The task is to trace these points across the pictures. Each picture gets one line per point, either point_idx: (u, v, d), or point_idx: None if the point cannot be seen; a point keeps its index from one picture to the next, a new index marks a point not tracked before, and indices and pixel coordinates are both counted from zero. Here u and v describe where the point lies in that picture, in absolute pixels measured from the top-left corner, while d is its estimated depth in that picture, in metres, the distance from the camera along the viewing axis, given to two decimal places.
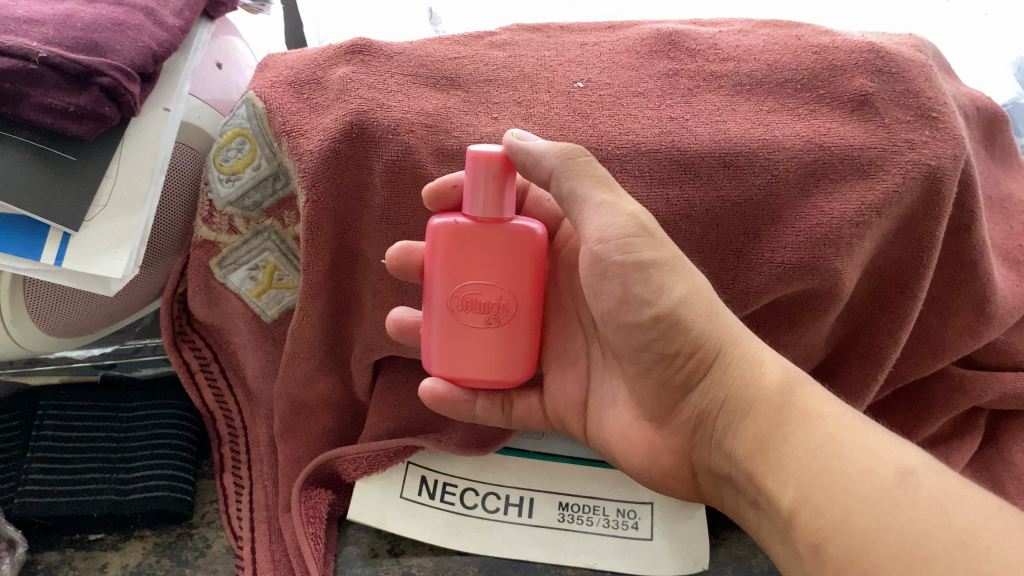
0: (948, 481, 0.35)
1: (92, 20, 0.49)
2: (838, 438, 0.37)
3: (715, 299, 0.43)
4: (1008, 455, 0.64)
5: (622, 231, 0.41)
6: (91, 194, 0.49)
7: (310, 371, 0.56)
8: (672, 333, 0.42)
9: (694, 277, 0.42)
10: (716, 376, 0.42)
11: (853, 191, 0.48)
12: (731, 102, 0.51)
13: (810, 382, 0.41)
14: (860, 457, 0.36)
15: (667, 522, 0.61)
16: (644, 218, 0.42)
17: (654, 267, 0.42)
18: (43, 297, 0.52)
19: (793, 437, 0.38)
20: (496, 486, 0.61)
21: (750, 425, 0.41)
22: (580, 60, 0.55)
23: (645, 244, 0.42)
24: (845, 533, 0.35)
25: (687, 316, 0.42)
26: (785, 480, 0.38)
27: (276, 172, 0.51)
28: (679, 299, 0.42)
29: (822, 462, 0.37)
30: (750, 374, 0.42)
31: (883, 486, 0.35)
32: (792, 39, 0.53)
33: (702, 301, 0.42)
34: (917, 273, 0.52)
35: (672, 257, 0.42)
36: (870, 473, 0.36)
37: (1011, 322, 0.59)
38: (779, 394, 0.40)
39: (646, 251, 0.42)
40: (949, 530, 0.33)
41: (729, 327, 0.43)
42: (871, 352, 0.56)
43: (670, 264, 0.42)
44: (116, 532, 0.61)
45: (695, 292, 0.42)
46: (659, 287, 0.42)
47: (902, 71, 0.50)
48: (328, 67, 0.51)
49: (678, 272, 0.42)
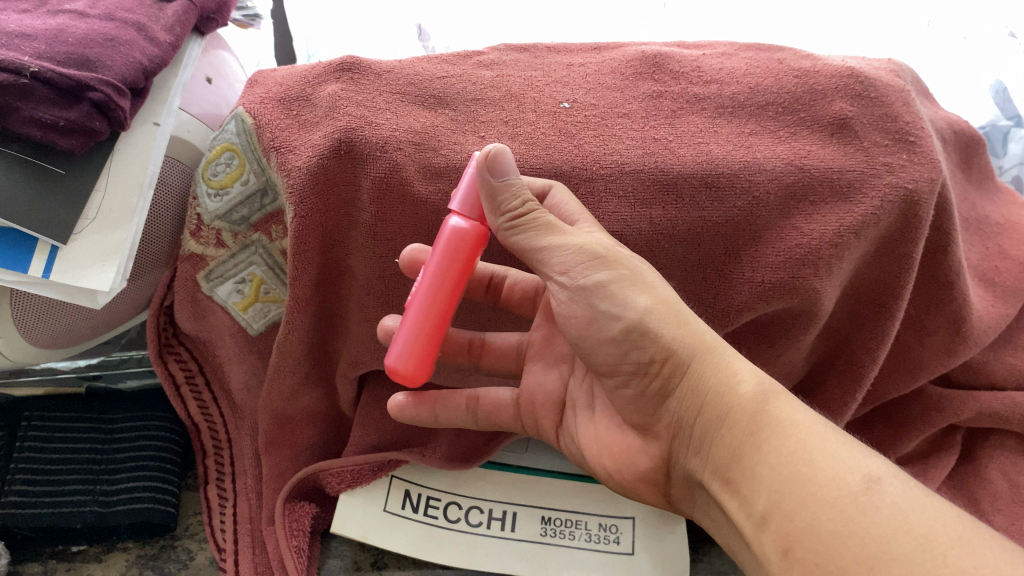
0: (912, 489, 0.35)
1: (83, 35, 0.49)
2: (809, 445, 0.38)
3: (684, 310, 0.44)
4: (983, 473, 0.65)
5: (580, 258, 0.43)
6: (80, 208, 0.49)
7: (296, 383, 0.57)
8: (643, 343, 0.43)
9: (656, 291, 0.44)
10: (694, 384, 0.43)
11: (833, 214, 0.49)
12: (713, 124, 0.52)
13: (783, 391, 0.42)
14: (827, 464, 0.37)
15: (648, 537, 0.61)
16: (599, 244, 0.43)
17: (613, 284, 0.43)
18: (30, 309, 0.52)
19: (766, 445, 0.39)
20: (479, 500, 0.62)
21: (725, 434, 0.41)
22: (565, 80, 0.56)
23: (602, 266, 0.43)
24: (812, 536, 0.35)
25: (655, 325, 0.43)
26: (757, 486, 0.39)
27: (264, 187, 0.52)
28: (644, 309, 0.43)
29: (793, 468, 0.38)
30: (726, 385, 0.42)
31: (847, 492, 0.35)
32: (774, 63, 0.55)
33: (669, 312, 0.43)
34: (895, 293, 0.53)
35: (631, 274, 0.43)
36: (837, 480, 0.36)
37: (986, 342, 0.60)
38: (755, 402, 0.41)
39: (603, 273, 0.43)
40: (909, 533, 0.33)
41: (701, 335, 0.43)
42: (850, 370, 0.57)
43: (629, 279, 0.43)
44: (98, 544, 0.61)
45: (660, 305, 0.43)
46: (623, 300, 0.43)
47: (880, 96, 0.51)
48: (317, 84, 0.51)
49: (640, 285, 0.43)
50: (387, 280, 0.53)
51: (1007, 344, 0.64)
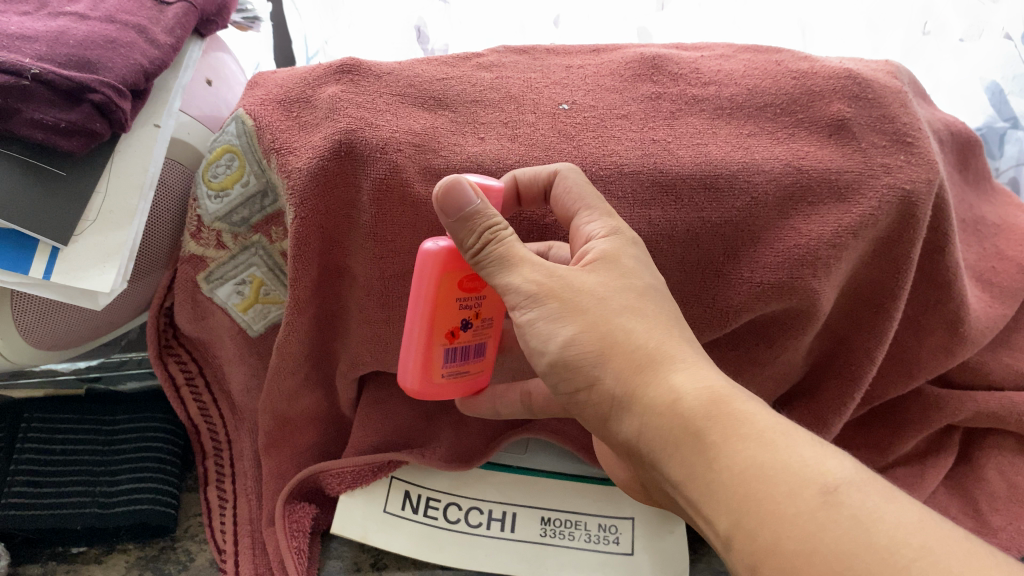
0: (872, 493, 0.32)
1: (84, 37, 0.49)
2: (760, 459, 0.34)
3: (616, 327, 0.40)
4: (981, 472, 0.65)
5: (522, 296, 0.41)
6: (80, 209, 0.49)
7: (296, 384, 0.57)
8: (571, 371, 0.41)
9: (586, 314, 0.40)
10: (628, 404, 0.39)
11: (831, 214, 0.50)
12: (712, 125, 0.52)
13: (736, 397, 0.37)
14: (783, 477, 0.33)
15: (648, 537, 0.61)
16: (536, 278, 0.41)
17: (539, 320, 0.41)
18: (30, 310, 0.53)
19: (716, 462, 0.35)
20: (479, 501, 0.62)
21: (675, 457, 0.37)
22: (565, 82, 0.56)
23: (533, 302, 0.41)
24: (774, 557, 0.32)
25: (576, 354, 0.40)
26: (715, 506, 0.35)
27: (264, 189, 0.52)
28: (566, 338, 0.40)
29: (745, 487, 0.33)
30: (664, 402, 0.37)
31: (805, 507, 0.32)
32: (772, 65, 0.55)
33: (596, 336, 0.40)
34: (893, 294, 0.53)
35: (558, 302, 0.41)
36: (793, 494, 0.32)
37: (984, 342, 0.61)
38: (698, 417, 0.36)
39: (533, 310, 0.41)
40: (869, 547, 0.30)
41: (634, 349, 0.39)
42: (848, 370, 0.57)
43: (555, 310, 0.40)
44: (98, 546, 0.61)
45: (582, 333, 0.40)
46: (545, 333, 0.41)
47: (878, 97, 0.52)
48: (317, 86, 0.52)
49: (563, 310, 0.40)
50: (387, 281, 0.53)
51: (1003, 344, 0.65)
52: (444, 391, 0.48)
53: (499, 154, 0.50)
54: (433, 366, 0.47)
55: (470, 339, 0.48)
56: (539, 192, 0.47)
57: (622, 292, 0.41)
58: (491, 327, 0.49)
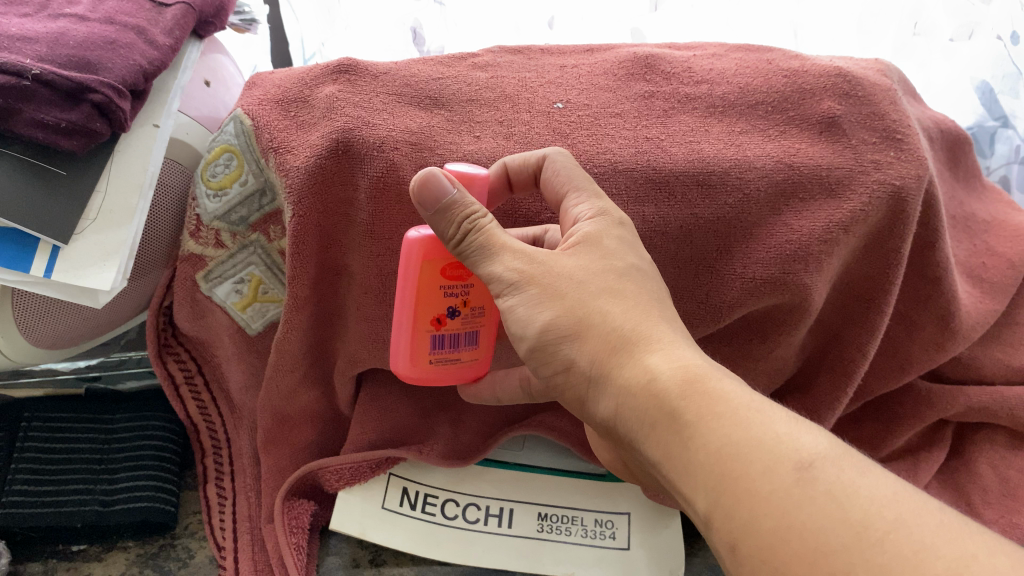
0: (847, 469, 0.33)
1: (84, 39, 0.50)
2: (735, 437, 0.35)
3: (593, 309, 0.41)
4: (973, 466, 0.66)
5: (504, 285, 0.42)
6: (81, 208, 0.50)
7: (294, 382, 0.58)
8: (551, 353, 0.42)
9: (565, 298, 0.41)
10: (607, 382, 0.40)
11: (821, 209, 0.50)
12: (704, 123, 0.53)
13: (713, 375, 0.38)
14: (758, 455, 0.34)
15: (643, 532, 0.62)
16: (517, 266, 0.42)
17: (519, 304, 0.42)
18: (31, 309, 0.53)
19: (693, 442, 0.36)
20: (476, 497, 0.63)
21: (653, 434, 0.38)
22: (559, 81, 0.57)
23: (515, 291, 0.42)
24: (752, 533, 0.33)
25: (555, 338, 0.42)
26: (694, 485, 0.36)
27: (262, 188, 0.53)
28: (544, 323, 0.42)
29: (722, 465, 0.34)
30: (641, 381, 0.39)
31: (781, 485, 0.33)
32: (764, 63, 0.56)
33: (573, 318, 0.41)
34: (884, 289, 0.54)
35: (538, 287, 0.42)
36: (769, 472, 0.33)
37: (975, 337, 0.61)
38: (673, 395, 0.37)
39: (513, 297, 0.43)
40: (845, 523, 0.31)
41: (611, 331, 0.40)
42: (840, 365, 0.58)
43: (535, 295, 0.42)
44: (99, 544, 0.61)
45: (560, 316, 0.41)
46: (524, 318, 0.42)
47: (867, 94, 0.52)
48: (315, 86, 0.52)
49: (541, 296, 0.42)
50: (384, 279, 0.54)
51: (994, 339, 0.66)
52: (437, 377, 0.50)
53: (494, 152, 0.51)
54: (422, 353, 0.48)
55: (459, 326, 0.48)
56: (528, 177, 0.48)
57: (602, 274, 0.42)
58: (483, 316, 0.49)
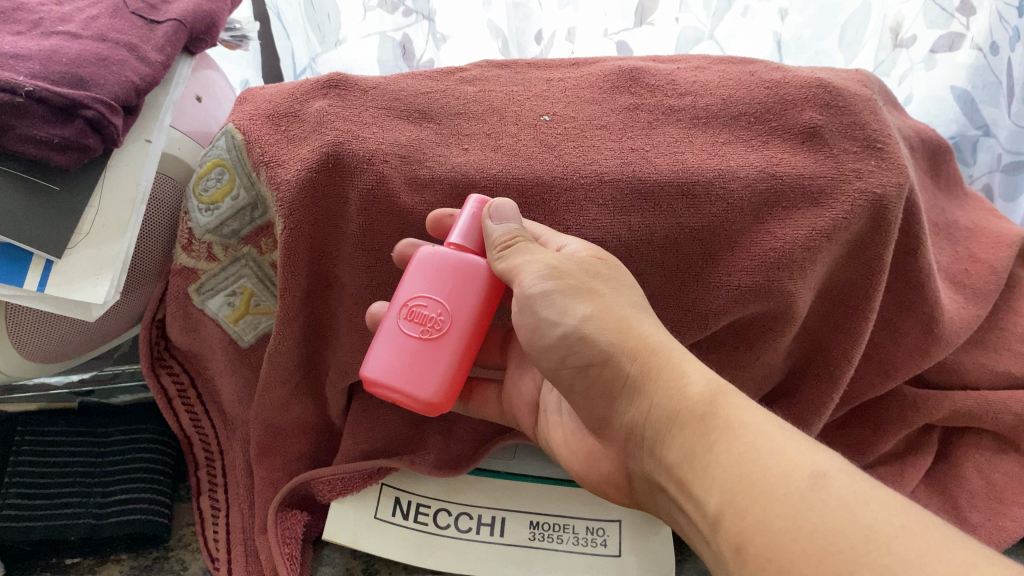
0: (858, 481, 0.35)
1: (77, 56, 0.50)
2: (758, 444, 0.38)
3: (630, 318, 0.45)
4: (960, 470, 0.67)
5: (541, 272, 0.45)
6: (74, 221, 0.50)
7: (286, 392, 0.58)
8: (580, 349, 0.45)
9: (600, 298, 0.45)
10: (639, 385, 0.43)
11: (805, 218, 0.51)
12: (688, 134, 0.54)
13: (731, 392, 0.41)
14: (777, 462, 0.37)
15: (635, 539, 0.62)
16: (553, 259, 0.46)
17: (555, 294, 0.45)
18: (24, 323, 0.53)
19: (716, 447, 0.39)
20: (468, 507, 0.63)
21: (679, 434, 0.41)
22: (546, 94, 0.57)
23: (551, 278, 0.45)
24: (762, 533, 0.35)
25: (592, 331, 0.44)
26: (710, 486, 0.38)
27: (254, 202, 0.54)
28: (582, 316, 0.45)
29: (742, 469, 0.37)
30: (673, 388, 0.42)
31: (797, 489, 0.35)
32: (746, 76, 0.57)
33: (609, 317, 0.45)
34: (867, 295, 0.55)
35: (577, 283, 0.45)
36: (786, 476, 0.36)
37: (959, 342, 0.62)
38: (702, 402, 0.41)
39: (546, 283, 0.45)
40: (854, 526, 0.33)
41: (647, 338, 0.44)
42: (826, 370, 0.59)
43: (572, 288, 0.45)
44: (92, 556, 0.61)
45: (599, 313, 0.45)
46: (562, 308, 0.45)
47: (848, 105, 0.53)
48: (305, 100, 0.53)
49: (580, 293, 0.45)
50: (375, 289, 0.54)
51: (979, 345, 0.67)
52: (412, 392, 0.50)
53: (482, 164, 0.51)
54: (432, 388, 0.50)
55: None
56: None
57: (627, 289, 0.47)
58: None
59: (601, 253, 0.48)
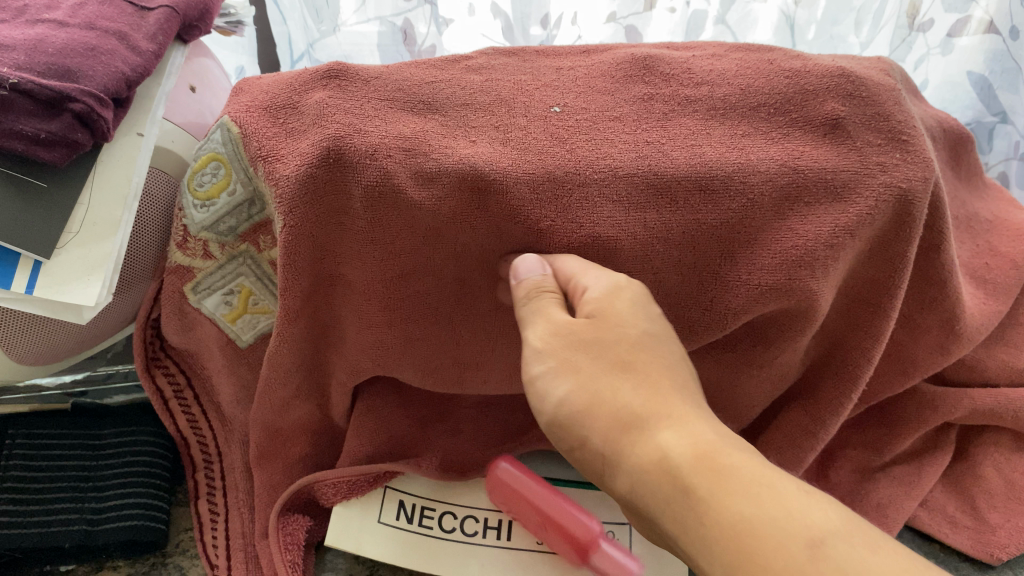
0: (857, 544, 0.30)
1: (63, 45, 0.48)
2: (747, 511, 0.32)
3: (612, 382, 0.39)
4: (978, 470, 0.65)
5: (536, 349, 0.42)
6: (63, 220, 0.48)
7: (286, 395, 0.57)
8: (564, 429, 0.40)
9: (581, 371, 0.40)
10: (618, 461, 0.38)
11: (828, 214, 0.49)
12: (706, 126, 0.52)
13: (722, 445, 0.36)
14: (770, 528, 0.31)
15: (645, 542, 0.61)
16: (542, 333, 0.42)
17: (546, 373, 0.41)
18: (11, 327, 0.51)
19: (705, 518, 0.34)
20: (474, 509, 0.61)
21: (669, 510, 0.35)
22: (555, 84, 0.55)
23: (537, 361, 0.41)
24: None
25: (570, 415, 0.39)
26: (708, 563, 0.33)
27: (251, 197, 0.51)
28: (560, 396, 0.40)
29: (736, 540, 0.32)
30: (654, 459, 0.36)
31: (794, 563, 0.30)
32: (765, 64, 0.54)
33: (585, 391, 0.39)
34: (889, 294, 0.53)
35: (561, 359, 0.41)
36: (780, 545, 0.31)
37: (980, 339, 0.60)
38: (687, 471, 0.35)
39: (533, 367, 0.41)
40: None
41: (624, 408, 0.38)
42: (844, 370, 0.57)
43: (555, 367, 0.41)
44: (87, 563, 0.59)
45: (579, 389, 0.39)
46: (542, 391, 0.41)
47: (872, 95, 0.51)
48: (304, 92, 0.51)
49: (557, 371, 0.40)
50: (381, 288, 0.52)
51: (1000, 341, 0.65)
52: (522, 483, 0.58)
53: (490, 158, 0.49)
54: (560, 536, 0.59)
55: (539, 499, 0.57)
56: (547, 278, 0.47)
57: (617, 343, 0.41)
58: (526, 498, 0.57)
59: (606, 305, 0.42)
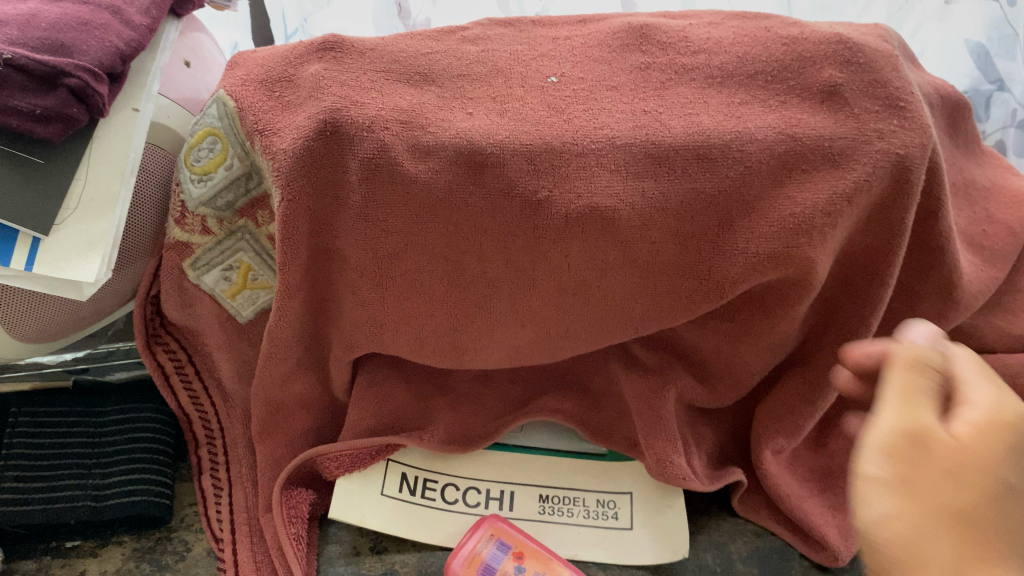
0: None
1: (56, 20, 0.47)
2: None
3: (925, 534, 0.30)
4: None
5: (876, 453, 0.31)
6: (61, 196, 0.48)
7: (286, 369, 0.57)
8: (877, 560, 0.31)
9: (915, 496, 0.30)
10: None
11: (825, 181, 0.49)
12: (703, 94, 0.52)
13: None
14: None
15: (647, 511, 0.61)
16: (914, 432, 0.31)
17: (872, 481, 0.31)
18: (11, 305, 0.51)
19: None
20: (476, 481, 0.62)
21: None
22: (552, 54, 0.55)
23: (875, 473, 0.31)
24: None
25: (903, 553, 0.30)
26: None
27: (249, 172, 0.52)
28: (881, 519, 0.30)
29: None
30: None
31: None
32: (762, 31, 0.54)
33: (908, 535, 0.30)
34: (887, 261, 0.53)
35: (939, 471, 0.31)
36: None
37: (977, 305, 0.61)
38: None
39: (868, 468, 0.31)
40: None
41: (934, 561, 0.29)
42: (843, 337, 0.57)
43: (897, 486, 0.31)
44: (93, 539, 0.59)
45: (908, 520, 0.30)
46: (863, 503, 0.31)
47: (871, 61, 0.50)
48: (300, 64, 0.51)
49: (885, 493, 0.31)
50: (380, 261, 0.52)
51: (997, 307, 0.65)
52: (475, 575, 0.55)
53: (488, 129, 0.49)
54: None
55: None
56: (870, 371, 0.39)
57: (972, 491, 0.30)
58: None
59: (979, 434, 0.31)
